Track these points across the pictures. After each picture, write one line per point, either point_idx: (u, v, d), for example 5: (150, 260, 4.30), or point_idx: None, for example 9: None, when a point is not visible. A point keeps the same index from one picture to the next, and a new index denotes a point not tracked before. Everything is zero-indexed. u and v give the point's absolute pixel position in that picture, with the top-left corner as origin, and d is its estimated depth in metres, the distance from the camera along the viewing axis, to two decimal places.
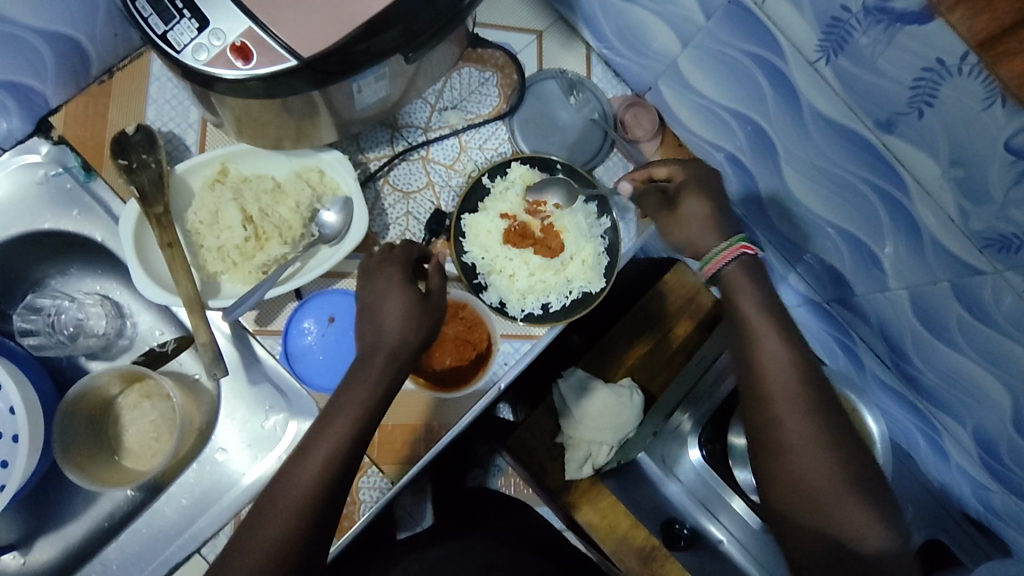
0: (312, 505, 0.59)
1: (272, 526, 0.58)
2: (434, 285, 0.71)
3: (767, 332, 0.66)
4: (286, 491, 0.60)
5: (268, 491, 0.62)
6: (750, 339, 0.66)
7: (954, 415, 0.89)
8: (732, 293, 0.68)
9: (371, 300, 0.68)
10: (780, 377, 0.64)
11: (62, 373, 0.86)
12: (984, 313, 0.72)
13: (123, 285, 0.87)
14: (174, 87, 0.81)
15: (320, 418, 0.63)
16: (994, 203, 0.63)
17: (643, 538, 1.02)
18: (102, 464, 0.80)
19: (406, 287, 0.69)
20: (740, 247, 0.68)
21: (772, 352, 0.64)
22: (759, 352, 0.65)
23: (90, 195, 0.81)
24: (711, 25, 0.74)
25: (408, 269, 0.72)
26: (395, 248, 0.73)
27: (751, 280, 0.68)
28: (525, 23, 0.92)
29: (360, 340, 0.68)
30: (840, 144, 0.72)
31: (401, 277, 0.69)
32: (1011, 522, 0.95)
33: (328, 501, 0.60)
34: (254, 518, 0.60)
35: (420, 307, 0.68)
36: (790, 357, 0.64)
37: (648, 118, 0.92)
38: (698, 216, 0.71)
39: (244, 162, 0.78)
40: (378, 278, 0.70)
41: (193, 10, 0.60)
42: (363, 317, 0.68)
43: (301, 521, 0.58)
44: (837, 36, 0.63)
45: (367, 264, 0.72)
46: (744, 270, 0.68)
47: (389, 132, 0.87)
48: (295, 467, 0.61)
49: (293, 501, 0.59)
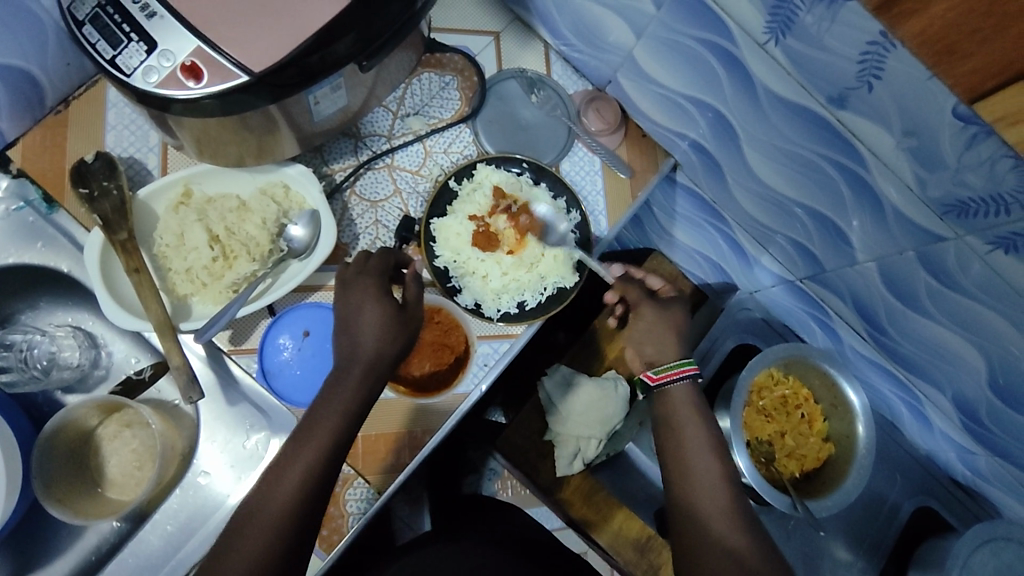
0: (289, 523, 0.59)
1: (249, 545, 0.57)
2: (410, 296, 0.72)
3: (692, 433, 0.74)
4: (264, 506, 0.59)
5: (241, 511, 0.60)
6: (681, 457, 0.72)
7: (931, 382, 0.91)
8: (670, 407, 0.77)
9: (346, 313, 0.68)
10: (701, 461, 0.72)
11: (38, 408, 0.84)
12: (952, 279, 0.74)
13: (95, 315, 0.86)
14: (132, 113, 0.81)
15: (298, 432, 0.62)
16: (949, 168, 0.63)
17: (639, 528, 1.04)
18: (85, 497, 0.79)
19: (381, 298, 0.69)
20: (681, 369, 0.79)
21: (702, 464, 0.71)
22: (689, 468, 0.71)
23: (53, 226, 0.80)
24: (663, 15, 0.74)
25: (384, 280, 0.72)
26: (372, 259, 0.73)
27: (688, 389, 0.78)
28: (481, 26, 0.93)
29: (336, 353, 0.67)
30: (799, 124, 0.73)
31: (377, 290, 0.69)
32: (997, 484, 0.97)
33: (305, 516, 0.60)
34: (230, 536, 0.59)
35: (396, 319, 0.68)
36: (714, 462, 0.72)
37: (611, 111, 0.93)
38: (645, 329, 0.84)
39: (207, 182, 0.78)
40: (354, 290, 0.69)
41: (141, 32, 0.60)
42: (338, 330, 0.68)
43: (275, 539, 0.58)
44: (783, 17, 0.63)
45: (343, 274, 0.72)
46: (685, 391, 0.77)
47: (352, 143, 0.87)
48: (271, 485, 0.60)
49: (272, 516, 0.59)
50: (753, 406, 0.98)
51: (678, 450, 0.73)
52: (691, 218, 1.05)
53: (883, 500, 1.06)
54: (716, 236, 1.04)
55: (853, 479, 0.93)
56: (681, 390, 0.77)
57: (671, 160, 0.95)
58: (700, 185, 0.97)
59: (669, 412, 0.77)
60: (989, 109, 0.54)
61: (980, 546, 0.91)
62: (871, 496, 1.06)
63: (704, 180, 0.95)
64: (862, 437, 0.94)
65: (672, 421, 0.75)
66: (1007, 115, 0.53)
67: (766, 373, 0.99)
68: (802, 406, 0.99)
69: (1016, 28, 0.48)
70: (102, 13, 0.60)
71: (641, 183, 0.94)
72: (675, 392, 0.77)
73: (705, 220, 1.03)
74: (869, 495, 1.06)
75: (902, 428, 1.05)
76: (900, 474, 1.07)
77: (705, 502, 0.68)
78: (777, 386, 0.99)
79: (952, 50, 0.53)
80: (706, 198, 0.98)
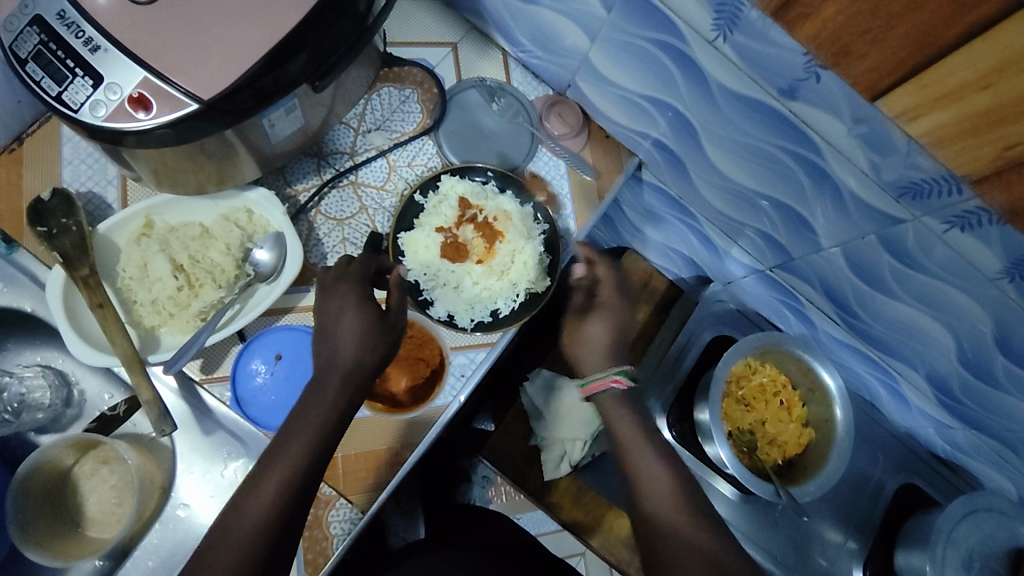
0: (263, 537, 0.57)
1: (223, 559, 0.56)
2: (392, 302, 0.71)
3: (641, 451, 0.71)
4: (237, 521, 0.58)
5: (215, 526, 0.59)
6: (631, 469, 0.71)
7: (904, 361, 0.92)
8: (610, 418, 0.75)
9: (326, 319, 0.68)
10: (652, 481, 0.69)
11: (12, 451, 0.83)
12: (913, 260, 0.75)
13: (64, 352, 0.85)
14: (88, 147, 0.80)
15: (274, 443, 0.61)
16: (899, 152, 0.64)
17: (629, 527, 1.05)
18: (64, 538, 0.77)
19: (361, 306, 0.68)
20: (612, 379, 0.76)
21: (652, 470, 0.70)
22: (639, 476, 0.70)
23: (14, 266, 0.79)
24: (614, 18, 0.74)
25: (364, 286, 0.71)
26: (352, 265, 0.73)
27: (626, 405, 0.75)
28: (437, 37, 0.93)
29: (316, 361, 0.67)
30: (754, 118, 0.74)
31: (357, 295, 0.69)
32: (975, 455, 0.99)
33: (281, 530, 0.59)
34: (203, 553, 0.57)
35: (376, 326, 0.68)
36: (665, 473, 0.69)
37: (572, 114, 0.93)
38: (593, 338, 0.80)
39: (168, 212, 0.78)
40: (334, 295, 0.69)
41: (85, 67, 0.59)
42: (318, 338, 0.67)
43: (250, 554, 0.56)
44: (729, 14, 0.63)
45: (323, 280, 0.72)
46: (614, 399, 0.75)
47: (315, 162, 0.87)
48: (245, 499, 0.59)
49: (245, 530, 0.57)
50: (732, 396, 0.99)
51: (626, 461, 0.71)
52: (660, 215, 1.05)
53: (868, 479, 1.07)
54: (686, 231, 1.05)
55: (836, 459, 0.94)
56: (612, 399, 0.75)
57: (635, 159, 0.96)
58: (666, 182, 0.97)
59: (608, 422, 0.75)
60: (892, 104, 0.60)
61: (962, 520, 0.92)
62: (856, 476, 1.07)
63: (669, 176, 0.96)
64: (840, 419, 0.96)
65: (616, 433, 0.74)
66: (908, 108, 0.59)
67: (743, 363, 1.00)
68: (780, 393, 1.00)
69: (896, 32, 0.55)
70: (45, 50, 0.59)
71: (607, 183, 0.95)
72: (603, 402, 0.76)
73: (673, 216, 1.03)
74: (854, 476, 1.07)
75: (881, 408, 1.07)
76: (882, 453, 1.08)
77: (661, 516, 0.66)
78: (755, 374, 1.00)
79: (846, 52, 0.59)
80: (673, 194, 0.99)
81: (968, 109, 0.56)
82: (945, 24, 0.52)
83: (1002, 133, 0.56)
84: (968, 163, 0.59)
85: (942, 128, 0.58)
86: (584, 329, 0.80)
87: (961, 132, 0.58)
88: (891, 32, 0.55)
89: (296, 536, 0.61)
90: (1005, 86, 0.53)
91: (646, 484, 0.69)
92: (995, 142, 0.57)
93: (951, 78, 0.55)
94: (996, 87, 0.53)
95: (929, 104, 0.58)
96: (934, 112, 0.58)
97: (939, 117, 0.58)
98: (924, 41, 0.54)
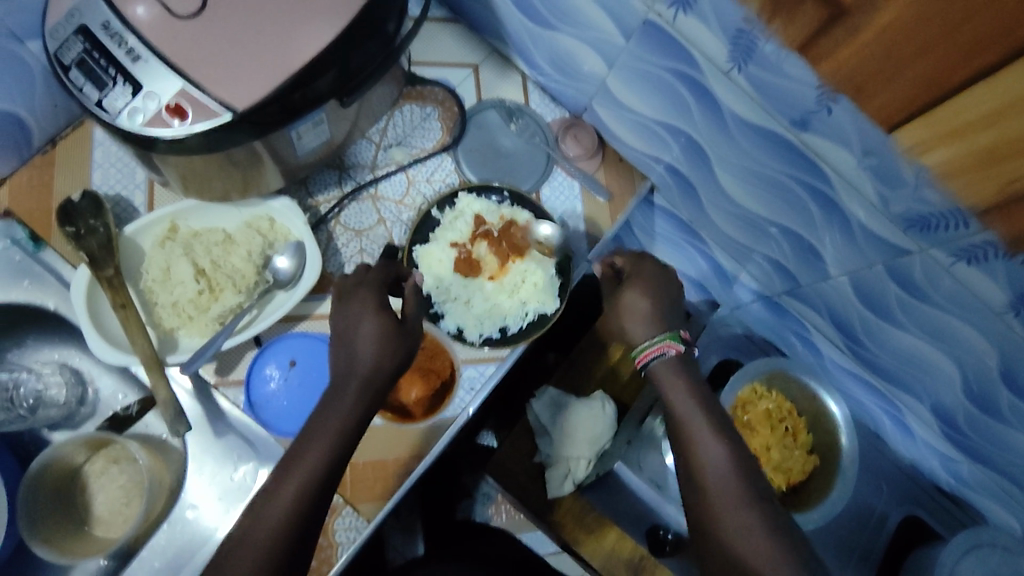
0: (281, 540, 0.59)
1: (241, 563, 0.57)
2: (409, 310, 0.73)
3: (697, 423, 0.68)
4: (257, 525, 0.59)
5: (236, 528, 0.60)
6: (686, 443, 0.67)
7: (910, 392, 0.93)
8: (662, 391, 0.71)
9: (347, 325, 0.69)
10: (708, 457, 0.65)
11: (25, 447, 0.84)
12: (920, 292, 0.76)
13: (82, 351, 0.86)
14: (118, 151, 0.83)
15: (295, 444, 0.63)
16: (908, 185, 0.65)
17: (631, 548, 1.04)
18: (72, 535, 0.78)
19: (380, 311, 0.70)
20: (666, 344, 0.73)
21: (706, 446, 0.66)
22: (694, 449, 0.66)
23: (40, 264, 0.81)
24: (632, 47, 0.77)
25: (383, 293, 0.73)
26: (371, 271, 0.74)
27: (681, 372, 0.72)
28: (459, 59, 0.96)
29: (334, 367, 0.68)
30: (766, 146, 0.75)
31: (377, 302, 0.70)
32: (980, 490, 0.99)
33: (300, 534, 0.60)
34: (224, 553, 0.59)
35: (396, 333, 0.68)
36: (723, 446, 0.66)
37: (587, 136, 0.96)
38: (637, 307, 0.77)
39: (193, 217, 0.80)
40: (354, 301, 0.71)
41: (125, 75, 0.61)
42: (337, 344, 0.69)
43: (269, 557, 0.58)
44: (744, 46, 0.65)
45: (342, 286, 0.73)
46: (672, 367, 0.72)
47: (336, 174, 0.90)
48: (266, 501, 0.60)
49: (265, 532, 0.59)
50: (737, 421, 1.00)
51: (683, 443, 0.68)
52: (670, 237, 1.07)
53: (870, 510, 1.08)
54: (695, 254, 1.07)
55: (840, 489, 0.97)
56: (663, 368, 0.72)
57: (648, 182, 0.98)
58: (677, 207, 0.99)
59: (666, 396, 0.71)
60: (903, 137, 0.61)
61: (966, 553, 0.92)
62: (859, 506, 1.08)
63: (680, 201, 0.98)
64: (846, 447, 0.99)
65: (674, 411, 0.70)
66: (919, 141, 0.60)
67: (748, 389, 1.02)
68: (786, 419, 1.01)
69: (908, 73, 0.57)
70: (89, 58, 0.62)
71: (620, 206, 0.96)
72: (656, 370, 0.73)
73: (682, 239, 1.05)
74: (857, 506, 1.08)
75: (885, 438, 1.07)
76: (886, 484, 1.08)
77: (715, 497, 0.63)
78: (761, 400, 1.02)
79: (862, 89, 0.60)
80: (684, 218, 1.00)
81: (975, 144, 0.57)
82: (954, 66, 0.54)
83: (1009, 168, 0.57)
84: (978, 192, 0.60)
85: (953, 161, 0.60)
86: (623, 300, 0.78)
87: (970, 166, 0.59)
88: (904, 72, 0.57)
89: (313, 541, 0.62)
90: (1011, 125, 0.54)
91: (700, 461, 0.66)
92: (1001, 176, 0.57)
93: (959, 117, 0.56)
94: (1001, 125, 0.55)
95: (939, 139, 0.59)
96: (944, 147, 0.59)
97: (947, 152, 0.59)
98: (935, 83, 0.56)
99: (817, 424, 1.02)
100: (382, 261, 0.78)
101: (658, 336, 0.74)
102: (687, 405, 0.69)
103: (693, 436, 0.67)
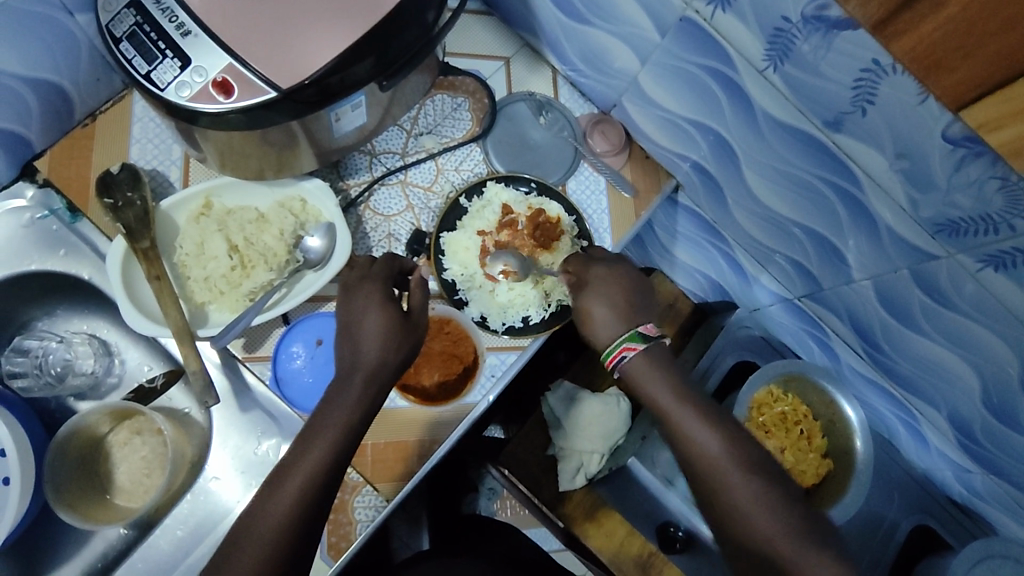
0: (285, 536, 0.60)
1: (246, 558, 0.58)
2: (414, 303, 0.73)
3: (685, 417, 0.69)
4: (259, 521, 0.60)
5: (238, 523, 0.61)
6: (679, 437, 0.68)
7: (927, 400, 0.93)
8: (640, 384, 0.72)
9: (352, 317, 0.70)
10: (706, 450, 0.67)
11: (52, 415, 0.86)
12: (944, 298, 0.76)
13: (111, 323, 0.88)
14: (156, 126, 0.84)
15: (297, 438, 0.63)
16: (940, 189, 0.66)
17: (639, 545, 1.05)
18: (93, 503, 0.79)
19: (385, 305, 0.71)
20: (625, 346, 0.72)
21: (701, 438, 0.67)
22: (688, 446, 0.67)
23: (76, 234, 0.83)
24: (667, 43, 0.78)
25: (388, 286, 0.73)
26: (375, 265, 0.75)
27: (655, 369, 0.71)
28: (491, 51, 0.97)
29: (340, 360, 0.69)
30: (798, 147, 0.76)
31: (381, 294, 0.71)
32: (993, 502, 0.99)
33: (306, 529, 0.61)
34: (228, 548, 0.60)
35: (399, 326, 0.70)
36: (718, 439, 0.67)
37: (615, 133, 0.96)
38: (599, 312, 0.75)
39: (227, 194, 0.81)
40: (358, 293, 0.71)
41: (175, 49, 0.63)
42: (344, 336, 0.70)
43: (274, 551, 0.59)
44: (781, 45, 0.66)
45: (348, 280, 0.74)
46: (645, 362, 0.71)
47: (367, 159, 0.91)
48: (268, 498, 0.61)
49: (268, 527, 0.60)
50: (753, 422, 1.00)
51: (676, 439, 0.69)
52: (692, 236, 1.08)
53: (881, 519, 1.08)
54: (716, 254, 1.07)
55: (853, 493, 0.97)
56: (637, 367, 0.71)
57: (673, 181, 0.99)
58: (701, 206, 1.00)
59: (646, 392, 0.71)
60: (975, 115, 0.57)
61: (979, 562, 0.92)
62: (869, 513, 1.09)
63: (704, 200, 0.99)
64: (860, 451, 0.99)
65: (658, 404, 0.70)
66: (990, 120, 0.56)
67: (766, 390, 1.02)
68: (802, 422, 1.01)
69: (987, 49, 0.52)
70: (139, 31, 0.63)
71: (645, 203, 0.97)
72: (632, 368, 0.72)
73: (703, 238, 1.06)
74: (867, 514, 1.08)
75: (899, 446, 1.07)
76: (898, 493, 1.09)
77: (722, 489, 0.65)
78: (777, 403, 1.02)
79: (939, 64, 0.56)
80: (708, 218, 1.01)
81: None
82: None
83: None
84: None
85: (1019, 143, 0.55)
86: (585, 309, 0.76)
87: None
88: (982, 48, 0.52)
89: (319, 531, 0.63)
90: None
91: (699, 453, 0.67)
92: None
93: None
94: None
95: (1011, 117, 0.54)
96: (1015, 127, 0.54)
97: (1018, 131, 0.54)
98: (1015, 58, 0.51)
99: (829, 427, 1.02)
100: (388, 252, 0.80)
101: (618, 338, 0.73)
102: (669, 400, 0.70)
103: (682, 430, 0.68)
